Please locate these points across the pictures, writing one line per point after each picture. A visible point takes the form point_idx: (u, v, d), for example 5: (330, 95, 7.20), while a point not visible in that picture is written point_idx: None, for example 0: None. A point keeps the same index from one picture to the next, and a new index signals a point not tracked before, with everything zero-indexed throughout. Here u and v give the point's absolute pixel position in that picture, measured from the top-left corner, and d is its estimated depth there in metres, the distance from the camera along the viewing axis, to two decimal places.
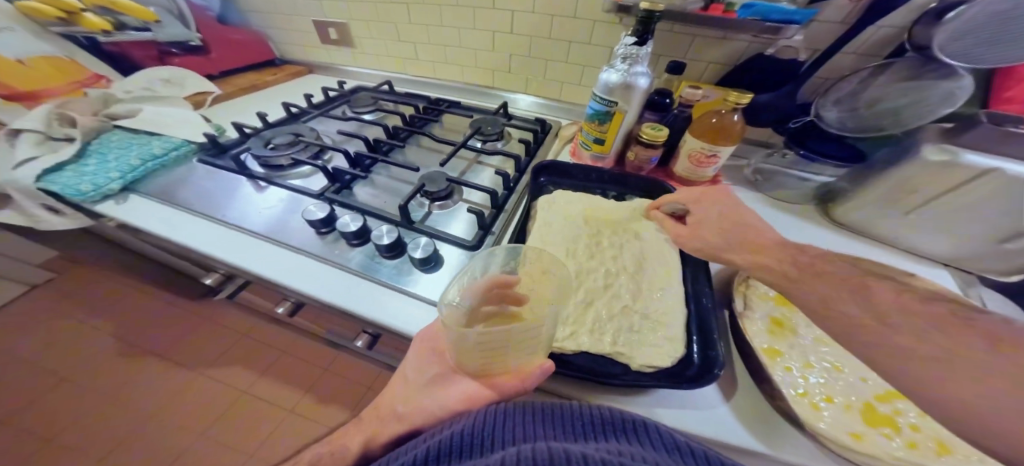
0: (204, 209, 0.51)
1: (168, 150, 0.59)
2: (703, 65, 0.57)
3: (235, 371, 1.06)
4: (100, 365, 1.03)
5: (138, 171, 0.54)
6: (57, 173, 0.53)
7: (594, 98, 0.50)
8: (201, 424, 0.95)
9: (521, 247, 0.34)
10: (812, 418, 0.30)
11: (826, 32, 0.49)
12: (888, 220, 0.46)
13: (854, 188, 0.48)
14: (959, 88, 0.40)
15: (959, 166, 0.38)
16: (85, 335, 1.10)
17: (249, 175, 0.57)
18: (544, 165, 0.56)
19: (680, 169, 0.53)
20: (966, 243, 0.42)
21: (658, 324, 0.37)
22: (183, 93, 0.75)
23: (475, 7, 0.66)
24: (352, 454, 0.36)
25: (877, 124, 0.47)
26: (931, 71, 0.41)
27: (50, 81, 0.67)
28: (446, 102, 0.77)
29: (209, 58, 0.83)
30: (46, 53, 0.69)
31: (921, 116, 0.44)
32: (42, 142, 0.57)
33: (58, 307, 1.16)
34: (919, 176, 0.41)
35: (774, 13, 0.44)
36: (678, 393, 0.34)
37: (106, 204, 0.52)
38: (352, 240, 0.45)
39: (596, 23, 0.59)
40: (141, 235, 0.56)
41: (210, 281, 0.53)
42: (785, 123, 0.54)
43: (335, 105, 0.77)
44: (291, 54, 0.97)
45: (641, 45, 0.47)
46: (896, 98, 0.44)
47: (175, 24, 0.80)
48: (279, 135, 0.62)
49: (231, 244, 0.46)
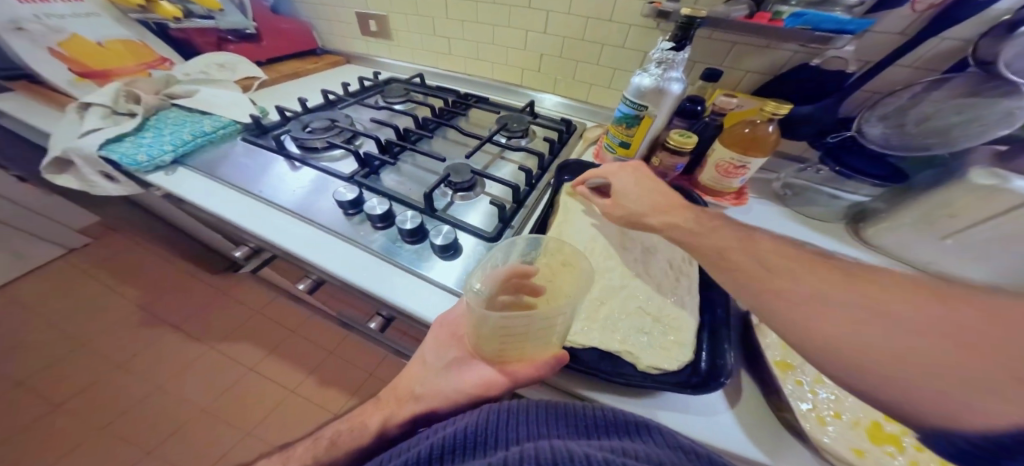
0: (242, 184, 0.54)
1: (217, 128, 0.63)
2: (741, 73, 0.56)
3: (251, 346, 1.11)
4: (130, 329, 1.10)
5: (189, 145, 0.59)
6: (117, 144, 0.57)
7: (624, 102, 0.50)
8: (211, 396, 1.00)
9: (542, 236, 0.34)
10: (816, 431, 0.29)
11: (882, 43, 0.47)
12: (921, 245, 0.44)
13: (890, 209, 0.46)
14: (1021, 108, 0.37)
15: (1006, 191, 0.35)
16: (121, 298, 1.18)
17: (286, 155, 0.60)
18: (566, 165, 0.56)
19: (707, 178, 0.53)
20: (1001, 273, 0.40)
21: (673, 328, 0.36)
22: (234, 76, 0.80)
23: (511, 6, 0.67)
24: (364, 426, 0.38)
25: (924, 143, 0.44)
26: (993, 87, 0.39)
27: (122, 62, 0.73)
28: (475, 98, 0.78)
29: (260, 45, 0.88)
30: (121, 36, 0.76)
31: (973, 136, 0.41)
32: (107, 115, 0.62)
33: (101, 269, 1.25)
34: (962, 200, 0.39)
35: (825, 22, 0.42)
36: (683, 398, 0.33)
37: (157, 175, 0.56)
38: (377, 223, 0.46)
39: (631, 27, 0.59)
40: (184, 206, 0.60)
41: (240, 254, 0.56)
42: (824, 137, 0.52)
43: (369, 94, 0.80)
44: (332, 44, 1.01)
45: (678, 50, 0.47)
46: (949, 115, 0.42)
47: (235, 12, 0.86)
48: (317, 120, 0.66)
49: (260, 220, 0.49)
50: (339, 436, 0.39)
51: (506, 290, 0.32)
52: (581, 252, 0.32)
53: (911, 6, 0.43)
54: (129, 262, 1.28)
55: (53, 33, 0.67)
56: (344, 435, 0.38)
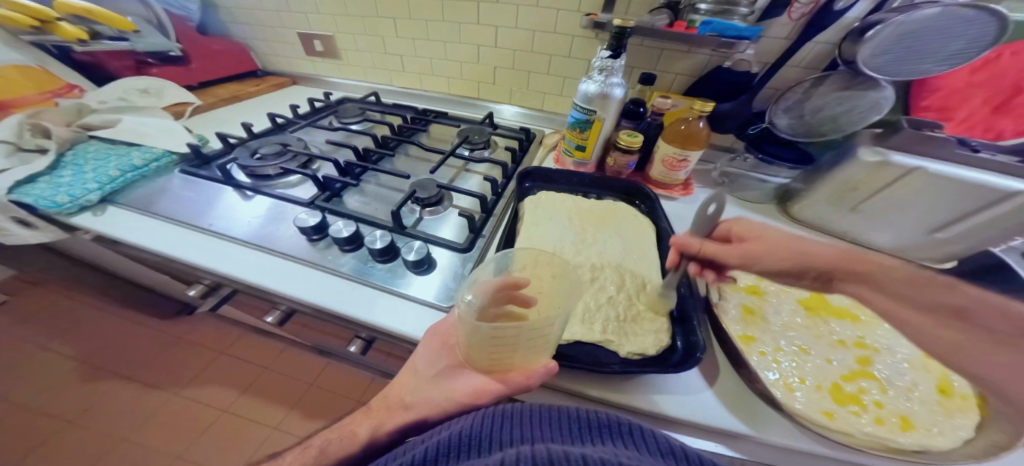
0: (189, 219, 0.51)
1: (149, 160, 0.58)
2: (671, 76, 0.63)
3: (214, 388, 1.01)
4: (57, 393, 0.96)
5: (117, 182, 0.53)
6: (30, 185, 0.51)
7: (575, 108, 0.53)
8: (174, 448, 0.90)
9: (510, 253, 0.36)
10: (789, 399, 0.33)
11: (773, 46, 0.55)
12: (840, 219, 0.51)
13: (806, 187, 0.53)
14: (884, 98, 0.47)
15: (890, 166, 0.44)
16: (43, 359, 1.03)
17: (235, 185, 0.57)
18: (528, 172, 0.59)
19: (656, 173, 0.58)
20: (908, 236, 0.48)
21: (642, 317, 0.40)
22: (162, 103, 0.74)
23: (460, 23, 0.69)
24: (353, 436, 0.37)
25: (820, 131, 0.53)
26: (861, 82, 0.48)
27: (19, 91, 0.65)
28: (434, 113, 0.79)
29: (189, 68, 0.83)
30: (16, 62, 0.67)
31: (855, 123, 0.50)
32: (12, 153, 0.55)
33: (10, 331, 1.08)
34: (860, 175, 0.46)
35: (728, 29, 0.48)
36: (667, 380, 0.36)
37: (83, 216, 0.51)
38: (345, 246, 0.46)
39: (575, 38, 0.64)
40: (119, 248, 0.54)
41: (193, 292, 0.51)
42: (745, 129, 0.59)
43: (322, 115, 0.78)
44: (275, 66, 0.97)
45: (616, 58, 0.50)
46: (834, 107, 0.50)
47: (154, 33, 0.79)
48: (266, 146, 0.63)
49: (216, 255, 0.46)
50: (328, 444, 0.38)
51: (497, 301, 0.33)
52: (567, 261, 0.35)
53: (788, 16, 0.51)
54: (50, 316, 1.11)
55: None
56: (334, 443, 0.38)
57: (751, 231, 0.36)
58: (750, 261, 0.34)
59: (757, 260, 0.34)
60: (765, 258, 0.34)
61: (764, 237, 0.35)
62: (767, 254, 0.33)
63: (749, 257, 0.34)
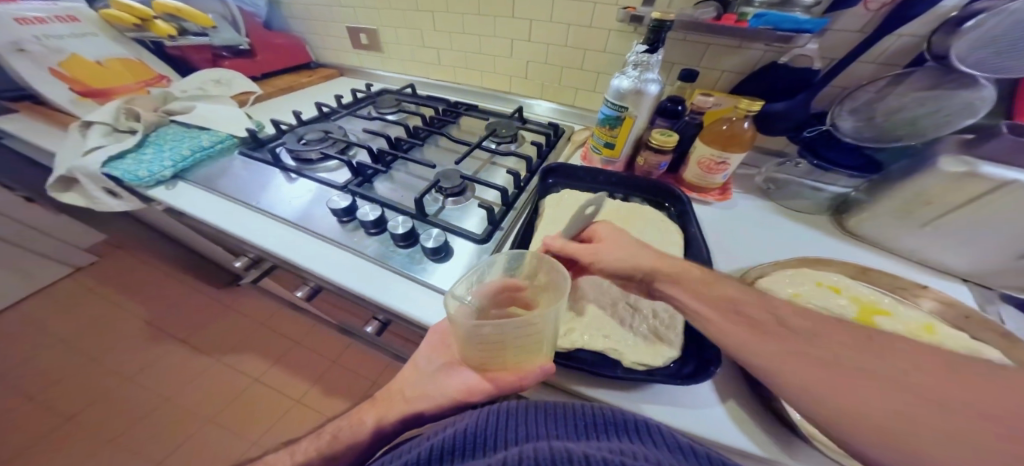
0: (241, 197, 0.56)
1: (214, 142, 0.65)
2: (717, 72, 0.58)
3: (254, 357, 1.11)
4: (133, 344, 1.11)
5: (187, 161, 0.60)
6: (119, 161, 0.59)
7: (605, 104, 0.51)
8: (218, 406, 1.00)
9: (523, 252, 0.33)
10: (807, 421, 0.30)
11: (843, 41, 0.49)
12: (906, 234, 0.45)
13: (868, 199, 0.48)
14: (980, 99, 0.40)
15: (978, 177, 0.37)
16: (123, 314, 1.19)
17: (282, 167, 0.62)
18: (551, 167, 0.57)
19: (690, 175, 0.54)
20: (983, 258, 0.41)
21: (664, 324, 0.37)
22: (231, 92, 0.82)
23: (496, 17, 0.69)
24: (362, 422, 0.39)
25: (895, 135, 0.46)
26: (951, 80, 0.41)
27: (121, 80, 0.76)
28: (465, 106, 0.81)
29: (254, 60, 0.91)
30: (119, 55, 0.78)
31: (941, 126, 0.44)
32: (109, 133, 0.64)
33: (102, 287, 1.26)
34: (935, 187, 0.40)
35: (784, 22, 0.44)
36: (676, 392, 0.34)
37: (157, 190, 0.58)
38: (371, 229, 0.48)
39: (611, 32, 0.62)
40: (184, 220, 0.61)
41: (239, 265, 0.56)
42: (800, 131, 0.54)
43: (362, 105, 0.82)
44: (326, 58, 1.04)
45: (653, 52, 0.47)
46: (914, 108, 0.44)
47: (228, 29, 0.87)
48: (311, 132, 0.68)
49: (259, 230, 0.50)
50: (339, 430, 0.41)
51: (498, 304, 0.33)
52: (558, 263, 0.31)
53: (864, 5, 0.45)
54: (133, 278, 1.29)
55: (55, 54, 0.70)
56: (344, 430, 0.41)
57: (607, 234, 0.38)
58: (598, 261, 0.36)
59: (603, 261, 0.35)
60: (608, 258, 0.36)
61: (617, 241, 0.37)
62: (610, 254, 0.36)
63: (595, 257, 0.36)
